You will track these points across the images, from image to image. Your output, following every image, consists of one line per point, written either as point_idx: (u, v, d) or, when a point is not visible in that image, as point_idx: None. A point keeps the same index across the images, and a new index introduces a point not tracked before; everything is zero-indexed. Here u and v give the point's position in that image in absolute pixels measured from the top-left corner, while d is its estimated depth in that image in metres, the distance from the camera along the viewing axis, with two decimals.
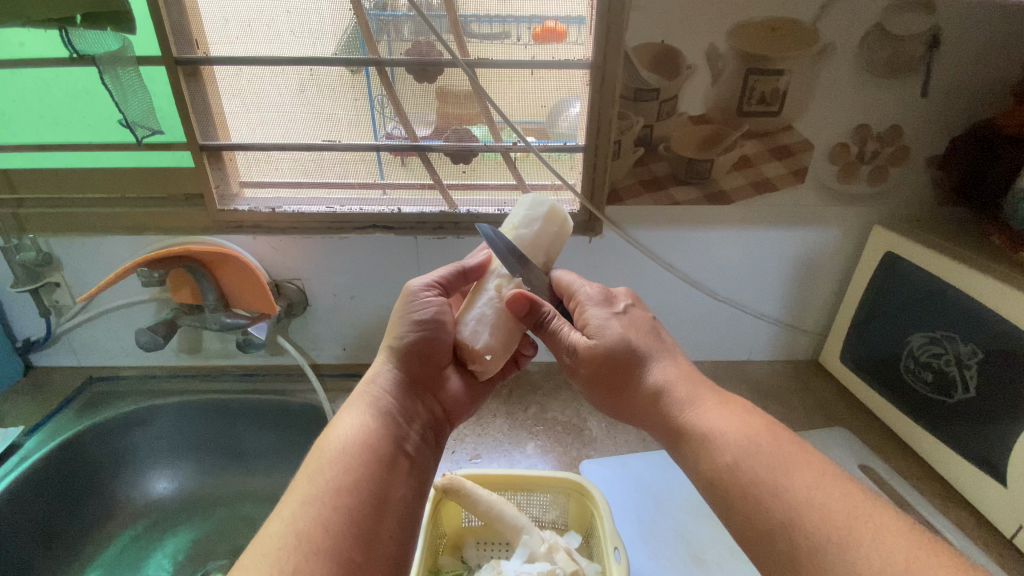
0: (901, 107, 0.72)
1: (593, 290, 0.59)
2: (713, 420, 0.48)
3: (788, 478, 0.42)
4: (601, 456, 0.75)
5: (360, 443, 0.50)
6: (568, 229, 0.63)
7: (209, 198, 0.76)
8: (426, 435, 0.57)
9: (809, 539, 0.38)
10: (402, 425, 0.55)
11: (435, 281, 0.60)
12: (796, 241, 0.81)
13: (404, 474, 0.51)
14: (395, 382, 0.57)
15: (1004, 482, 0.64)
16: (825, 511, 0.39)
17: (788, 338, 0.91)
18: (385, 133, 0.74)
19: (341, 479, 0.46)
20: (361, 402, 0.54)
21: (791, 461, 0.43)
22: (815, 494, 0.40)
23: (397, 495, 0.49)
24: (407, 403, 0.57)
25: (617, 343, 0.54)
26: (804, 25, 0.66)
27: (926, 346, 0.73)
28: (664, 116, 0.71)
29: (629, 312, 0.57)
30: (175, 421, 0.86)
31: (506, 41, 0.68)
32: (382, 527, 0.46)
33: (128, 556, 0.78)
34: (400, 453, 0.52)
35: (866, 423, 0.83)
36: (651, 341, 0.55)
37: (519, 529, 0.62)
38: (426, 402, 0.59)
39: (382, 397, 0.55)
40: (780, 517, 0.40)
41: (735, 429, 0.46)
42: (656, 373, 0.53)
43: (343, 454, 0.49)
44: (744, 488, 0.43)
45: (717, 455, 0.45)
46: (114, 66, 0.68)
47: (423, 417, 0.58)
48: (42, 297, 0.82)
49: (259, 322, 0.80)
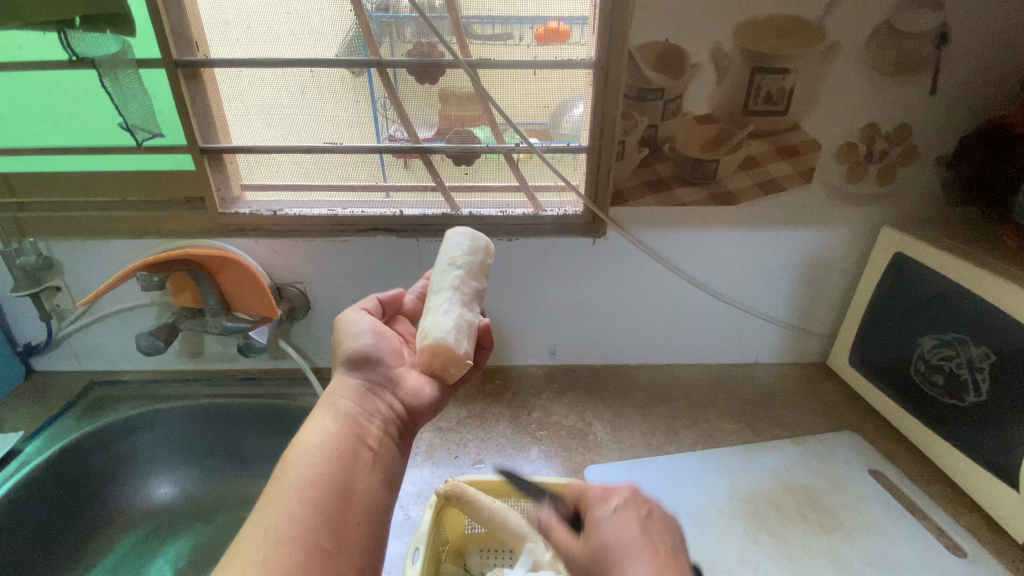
0: (910, 107, 0.70)
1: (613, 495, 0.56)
2: None
3: None
4: (607, 462, 0.74)
5: (322, 442, 0.49)
6: (491, 256, 0.67)
7: (211, 201, 0.75)
8: (389, 430, 0.55)
9: None
10: (363, 422, 0.53)
11: (366, 307, 0.62)
12: (798, 237, 0.80)
13: (367, 467, 0.50)
14: (354, 385, 0.55)
15: (1015, 490, 0.63)
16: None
17: (794, 339, 0.90)
18: (388, 135, 0.73)
19: (308, 475, 0.46)
20: (322, 407, 0.53)
21: None
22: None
23: (362, 488, 0.48)
24: (366, 402, 0.54)
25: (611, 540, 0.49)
26: (810, 23, 0.65)
27: (936, 349, 0.71)
28: (669, 116, 0.70)
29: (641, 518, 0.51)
30: (174, 426, 0.85)
31: (509, 42, 0.68)
32: (350, 517, 0.46)
33: (130, 562, 0.77)
34: (362, 447, 0.51)
35: (875, 426, 0.82)
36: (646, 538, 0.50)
37: (523, 537, 0.61)
38: (385, 398, 0.56)
39: (340, 400, 0.53)
40: None
41: None
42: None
43: (308, 452, 0.48)
44: None
45: None
46: (114, 69, 0.67)
47: (383, 412, 0.55)
48: (43, 303, 0.81)
49: (261, 326, 0.79)
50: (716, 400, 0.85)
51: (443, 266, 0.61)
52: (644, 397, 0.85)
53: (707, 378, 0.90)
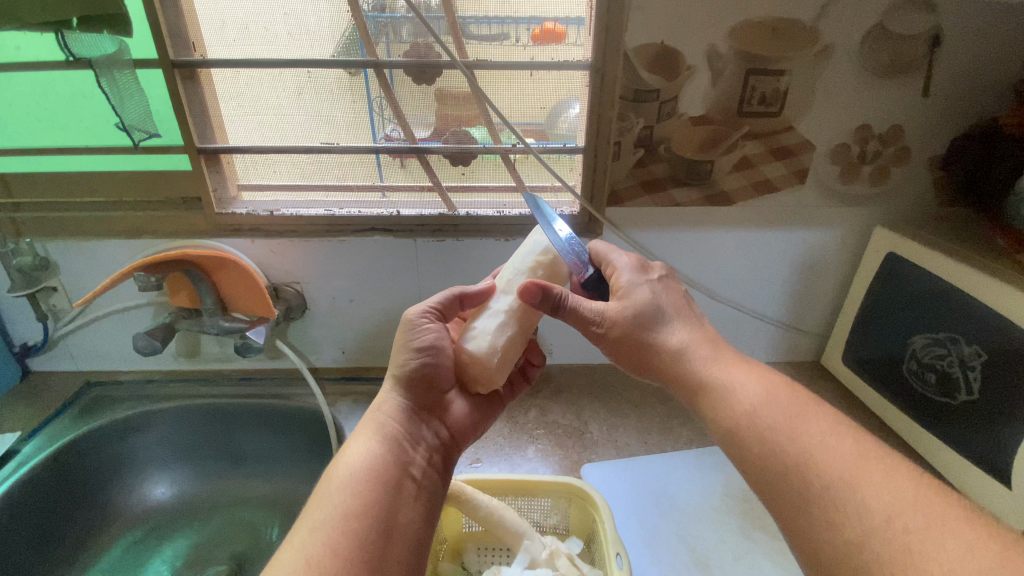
0: (903, 107, 0.71)
1: (627, 259, 0.60)
2: (733, 376, 0.50)
3: (800, 430, 0.43)
4: (602, 460, 0.75)
5: (368, 468, 0.49)
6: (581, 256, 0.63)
7: (206, 201, 0.76)
8: (432, 459, 0.55)
9: (819, 477, 0.40)
10: (408, 449, 0.53)
11: (433, 306, 0.58)
12: (794, 239, 0.80)
13: (410, 499, 0.50)
14: (401, 409, 0.56)
15: (1007, 487, 0.63)
16: (839, 455, 0.41)
17: (789, 339, 0.91)
18: (384, 135, 0.73)
19: (351, 504, 0.46)
20: (368, 428, 0.53)
21: (801, 419, 0.44)
22: (828, 438, 0.42)
23: (405, 520, 0.48)
24: (412, 428, 0.55)
25: (646, 303, 0.56)
26: (804, 24, 0.65)
27: (928, 348, 0.72)
28: (664, 117, 0.70)
29: (663, 282, 0.59)
30: (171, 427, 0.86)
31: (505, 42, 0.68)
32: (391, 554, 0.45)
33: (126, 562, 0.77)
34: (407, 477, 0.51)
35: (868, 424, 0.83)
36: (676, 305, 0.57)
37: (520, 535, 0.62)
38: (430, 426, 0.57)
39: (387, 423, 0.54)
40: (793, 460, 0.42)
41: (756, 386, 0.49)
42: (674, 334, 0.55)
43: (353, 479, 0.48)
44: (758, 435, 0.45)
45: (733, 405, 0.48)
46: (110, 70, 0.66)
47: (428, 440, 0.56)
48: (39, 302, 0.81)
49: (257, 326, 0.79)
50: None
51: (518, 271, 0.59)
52: (639, 395, 0.86)
53: None
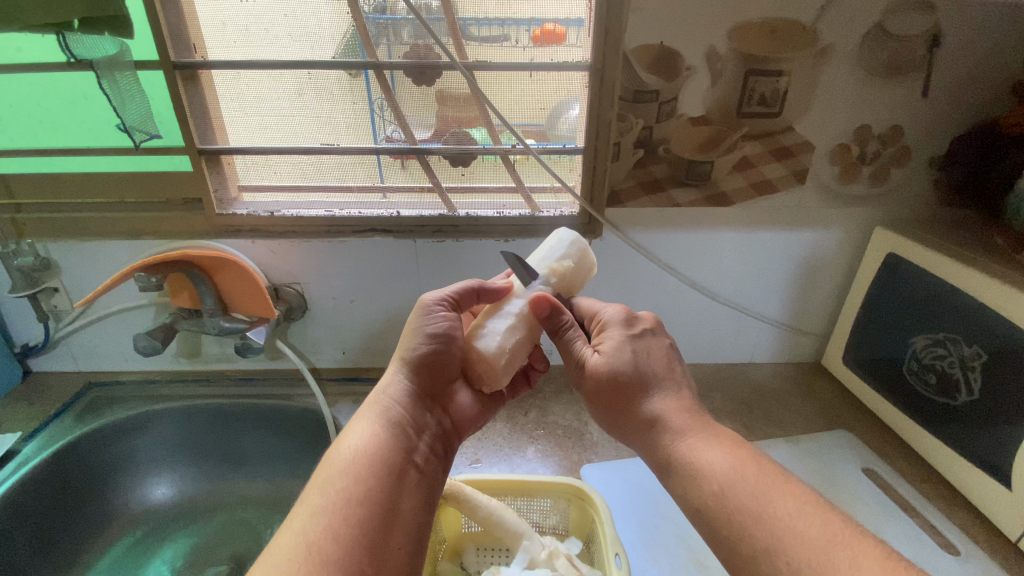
0: (902, 107, 0.71)
1: (614, 311, 0.57)
2: (702, 452, 0.47)
3: (769, 508, 0.42)
4: (602, 460, 0.75)
5: (370, 453, 0.49)
6: (592, 263, 0.62)
7: (208, 202, 0.76)
8: (434, 447, 0.55)
9: (788, 564, 0.39)
10: (412, 435, 0.53)
11: (449, 295, 0.59)
12: (795, 237, 0.80)
13: (412, 486, 0.50)
14: (407, 393, 0.56)
15: (1007, 488, 0.63)
16: (807, 541, 0.39)
17: (789, 339, 0.91)
18: (385, 136, 0.74)
19: (352, 489, 0.46)
20: (370, 413, 0.53)
21: (771, 489, 0.43)
22: (797, 522, 0.41)
23: (406, 506, 0.48)
24: (417, 414, 0.55)
25: (626, 365, 0.52)
26: (804, 25, 0.66)
27: (929, 348, 0.72)
28: (664, 118, 0.70)
29: (648, 339, 0.55)
30: (172, 425, 0.86)
31: (506, 44, 0.68)
32: (391, 540, 0.45)
33: (126, 563, 0.77)
34: (410, 464, 0.51)
35: (868, 425, 0.82)
36: (661, 367, 0.53)
37: (519, 535, 0.62)
38: (434, 413, 0.58)
39: (392, 407, 0.54)
40: (763, 544, 0.41)
41: (723, 461, 0.46)
42: (655, 401, 0.51)
43: (355, 463, 0.48)
44: (728, 515, 0.43)
45: (703, 483, 0.45)
46: (111, 71, 0.66)
47: (432, 427, 0.56)
48: (40, 303, 0.81)
49: (257, 327, 0.80)
50: (712, 399, 0.86)
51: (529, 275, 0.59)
52: None
53: (703, 376, 0.90)
